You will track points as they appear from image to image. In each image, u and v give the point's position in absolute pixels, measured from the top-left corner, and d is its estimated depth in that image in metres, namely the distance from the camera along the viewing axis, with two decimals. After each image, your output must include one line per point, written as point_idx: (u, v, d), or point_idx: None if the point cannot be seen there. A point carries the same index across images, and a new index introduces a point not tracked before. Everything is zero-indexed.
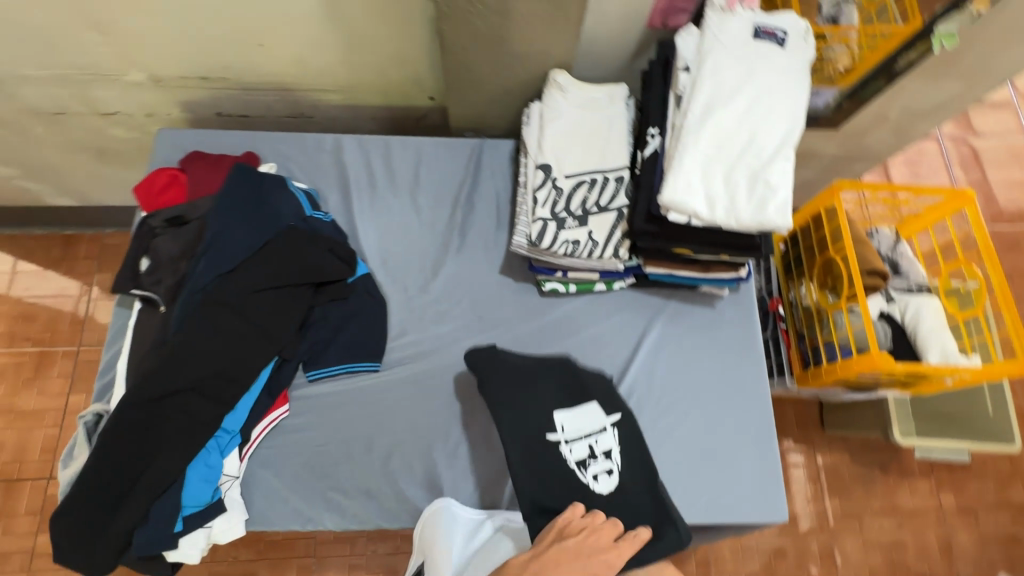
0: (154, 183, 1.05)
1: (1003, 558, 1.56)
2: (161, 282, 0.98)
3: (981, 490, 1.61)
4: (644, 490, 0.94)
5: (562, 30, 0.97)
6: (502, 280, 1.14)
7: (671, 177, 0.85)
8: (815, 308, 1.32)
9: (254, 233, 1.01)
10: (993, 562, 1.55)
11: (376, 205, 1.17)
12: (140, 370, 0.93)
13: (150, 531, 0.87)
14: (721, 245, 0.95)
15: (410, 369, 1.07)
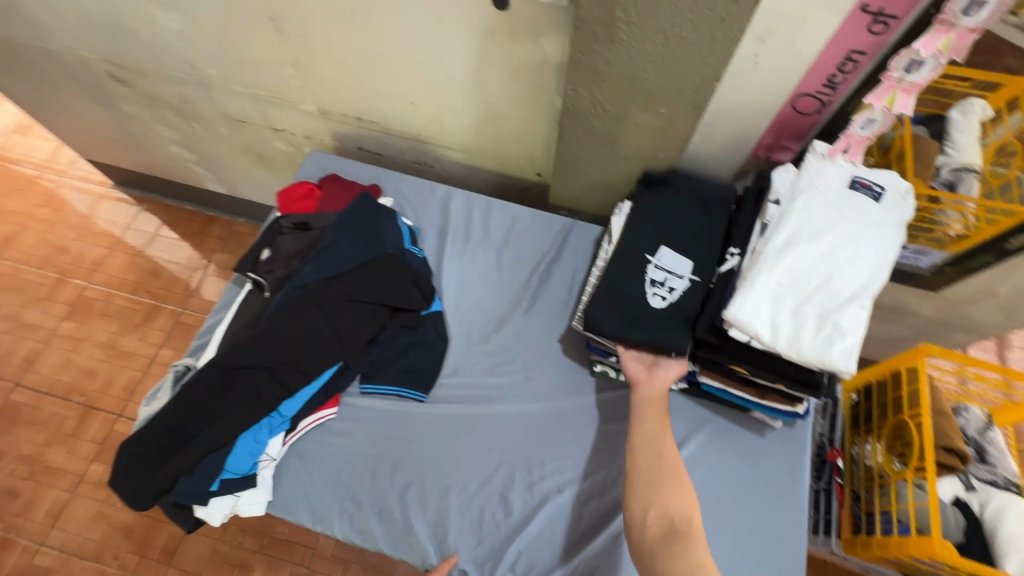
0: (295, 192, 1.25)
1: None
2: (274, 272, 1.14)
3: None
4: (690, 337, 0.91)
5: (670, 143, 1.08)
6: (558, 349, 1.19)
7: (740, 294, 0.88)
8: (878, 472, 1.21)
9: (358, 251, 1.15)
10: None
11: (464, 254, 1.30)
12: (233, 340, 1.07)
13: (191, 482, 0.96)
14: (780, 374, 0.94)
15: (450, 408, 1.13)
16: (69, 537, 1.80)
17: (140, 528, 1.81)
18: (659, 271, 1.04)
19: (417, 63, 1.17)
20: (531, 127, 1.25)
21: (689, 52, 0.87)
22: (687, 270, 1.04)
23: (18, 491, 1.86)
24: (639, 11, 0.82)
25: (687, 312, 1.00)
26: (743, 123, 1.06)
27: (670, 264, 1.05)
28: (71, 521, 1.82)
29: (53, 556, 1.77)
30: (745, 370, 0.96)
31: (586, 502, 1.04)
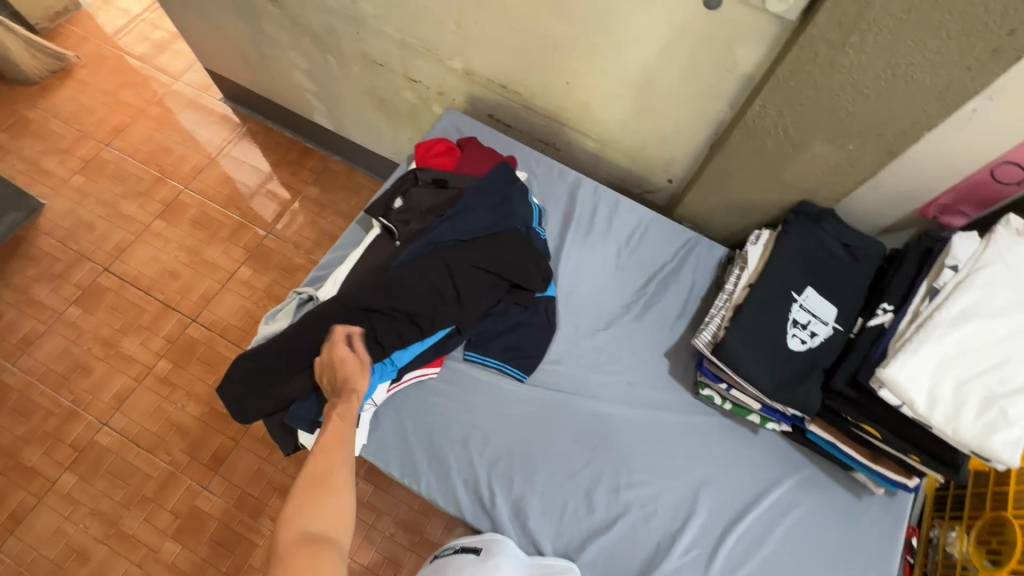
0: (434, 147, 1.26)
1: None
2: (406, 223, 1.14)
3: None
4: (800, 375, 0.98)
5: (841, 180, 1.03)
6: (663, 363, 1.17)
7: (900, 357, 0.85)
8: (960, 562, 1.17)
9: (492, 219, 1.15)
10: None
11: (584, 244, 1.28)
12: (358, 280, 1.09)
13: (304, 408, 0.99)
14: (915, 443, 0.90)
15: (547, 395, 1.13)
16: (129, 423, 1.88)
17: (195, 430, 1.88)
18: (801, 312, 1.02)
19: (590, 46, 1.14)
20: (686, 133, 1.21)
21: (913, 93, 0.82)
22: (830, 318, 1.02)
23: (91, 369, 1.95)
24: (878, 39, 0.78)
25: (823, 361, 0.98)
26: (924, 177, 1.00)
27: (814, 308, 1.03)
28: (134, 408, 1.90)
29: (113, 437, 1.86)
30: (878, 435, 0.92)
31: (670, 525, 1.04)
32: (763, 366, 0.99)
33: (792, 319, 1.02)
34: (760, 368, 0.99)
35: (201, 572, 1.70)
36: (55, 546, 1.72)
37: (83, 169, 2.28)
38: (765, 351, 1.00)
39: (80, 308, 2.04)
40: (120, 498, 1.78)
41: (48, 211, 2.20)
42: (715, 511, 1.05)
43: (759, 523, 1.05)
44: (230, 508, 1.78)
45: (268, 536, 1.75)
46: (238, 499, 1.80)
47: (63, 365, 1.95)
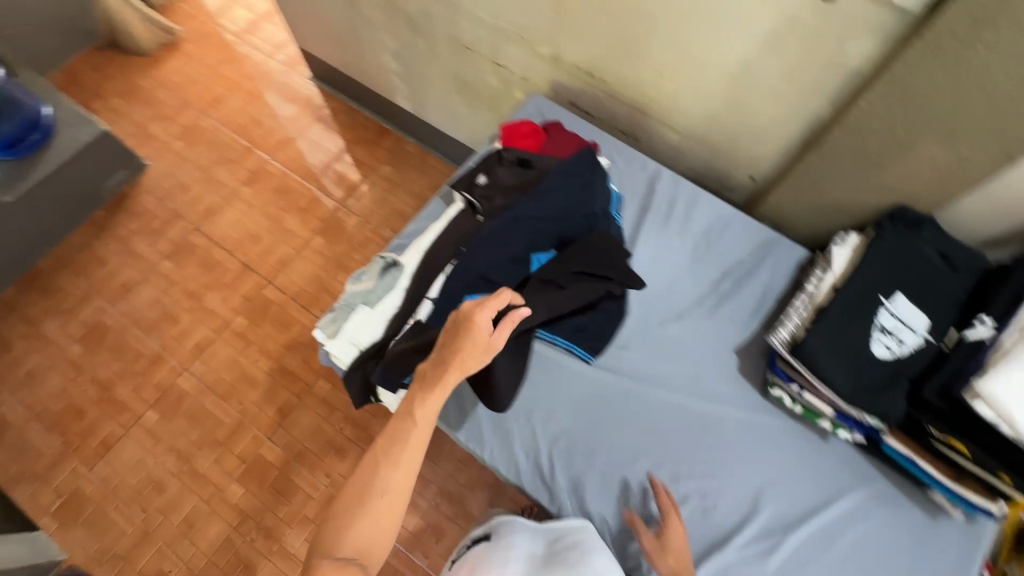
0: (521, 129, 1.29)
1: None
2: (489, 198, 1.18)
3: None
4: (884, 382, 0.95)
5: (948, 185, 0.98)
6: (732, 359, 1.16)
7: (1003, 371, 0.81)
8: None
9: (573, 202, 1.17)
10: None
11: (660, 234, 1.28)
12: (441, 250, 1.14)
13: (391, 368, 1.02)
14: (1007, 464, 0.86)
15: (612, 378, 1.14)
16: (208, 371, 2.04)
17: (265, 384, 2.01)
18: (889, 319, 0.99)
19: (689, 36, 1.13)
20: (779, 129, 1.19)
21: None
22: (921, 327, 0.98)
23: (177, 318, 2.12)
24: (1014, 36, 0.75)
25: (910, 370, 0.95)
26: None
27: (904, 315, 0.99)
28: (212, 358, 2.06)
29: (192, 383, 2.02)
30: (966, 452, 0.88)
31: (728, 521, 1.03)
32: (843, 370, 0.97)
33: (879, 325, 0.99)
34: (840, 372, 0.96)
35: (260, 515, 1.83)
36: (136, 475, 1.88)
37: (183, 135, 2.47)
38: (846, 354, 0.97)
39: (171, 263, 2.22)
40: (195, 439, 1.94)
41: (150, 171, 2.39)
42: (776, 513, 1.04)
43: (822, 530, 1.02)
44: (290, 460, 1.90)
45: (323, 490, 1.85)
46: (298, 453, 1.91)
47: (154, 313, 2.13)
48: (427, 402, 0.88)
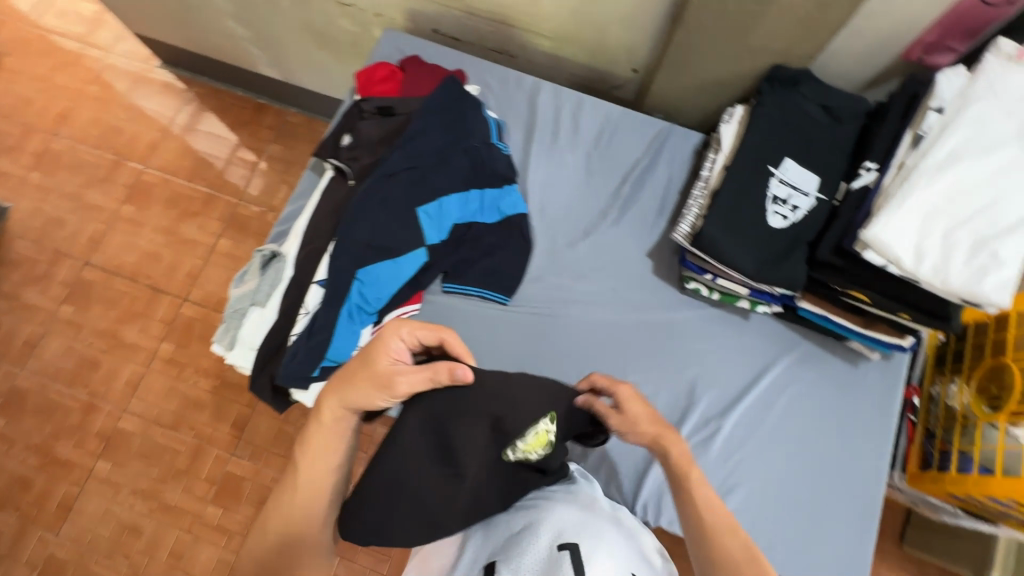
0: (376, 73, 1.16)
1: None
2: (357, 159, 1.08)
3: None
4: (784, 250, 0.94)
5: (816, 33, 0.93)
6: (646, 264, 1.14)
7: (885, 215, 0.80)
8: (961, 413, 1.18)
9: (447, 142, 1.08)
10: None
11: (552, 154, 1.21)
12: (320, 229, 1.05)
13: (296, 364, 0.95)
14: (906, 301, 0.87)
15: (532, 314, 1.11)
16: (148, 405, 1.94)
17: (213, 403, 1.93)
18: (781, 187, 0.97)
19: None
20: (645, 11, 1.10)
21: None
22: (812, 188, 0.96)
23: (98, 362, 1.98)
24: None
25: (807, 234, 0.94)
26: (905, 15, 0.90)
27: (795, 179, 0.97)
28: (149, 392, 1.95)
29: (136, 421, 1.92)
30: (867, 299, 0.90)
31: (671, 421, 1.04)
32: (745, 249, 0.95)
33: (772, 196, 0.97)
34: (742, 252, 0.95)
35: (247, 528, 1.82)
36: (107, 526, 1.83)
37: (37, 165, 2.20)
38: (746, 233, 0.96)
39: (71, 306, 2.04)
40: (156, 475, 1.87)
41: (13, 214, 2.14)
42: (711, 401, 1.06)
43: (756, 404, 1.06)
44: (261, 469, 1.87)
45: None
46: (267, 459, 1.87)
47: (71, 363, 1.98)
48: (315, 444, 0.76)
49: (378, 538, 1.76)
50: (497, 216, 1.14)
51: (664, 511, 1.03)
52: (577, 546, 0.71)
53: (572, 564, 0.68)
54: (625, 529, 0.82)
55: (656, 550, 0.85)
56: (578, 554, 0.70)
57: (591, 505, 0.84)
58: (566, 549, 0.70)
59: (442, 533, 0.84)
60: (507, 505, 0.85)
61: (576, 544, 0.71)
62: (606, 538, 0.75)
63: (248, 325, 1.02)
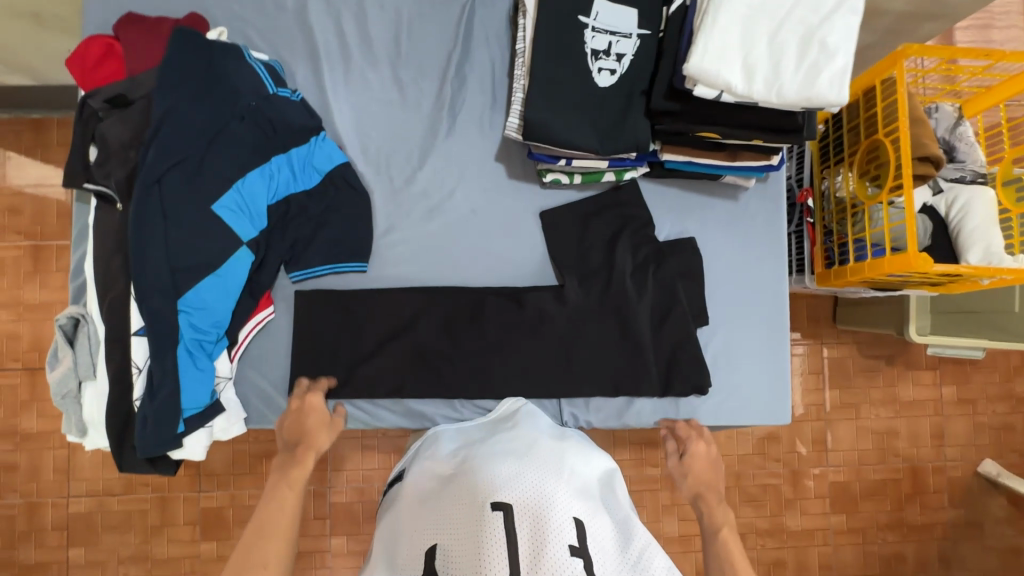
0: (88, 53, 0.89)
1: (966, 425, 1.89)
2: (111, 174, 0.86)
3: (948, 371, 1.89)
4: (622, 110, 0.83)
5: None
6: (498, 170, 1.01)
7: (700, 40, 0.68)
8: (849, 202, 1.17)
9: (211, 114, 0.87)
10: (966, 442, 1.89)
11: (352, 80, 1.01)
12: (111, 274, 0.87)
13: (150, 433, 0.84)
14: (757, 124, 0.79)
15: (398, 271, 1.00)
16: (90, 482, 1.61)
17: None
18: (598, 37, 0.82)
19: None
20: None
21: None
22: (632, 26, 0.82)
23: None
24: None
25: (639, 83, 0.82)
26: None
27: (611, 22, 0.82)
28: None
29: (87, 501, 1.61)
30: (717, 135, 0.81)
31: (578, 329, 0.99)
32: (581, 124, 0.82)
33: (592, 51, 0.83)
34: (579, 129, 0.82)
35: None
36: None
37: None
38: (577, 105, 0.83)
39: None
40: (137, 540, 1.62)
41: None
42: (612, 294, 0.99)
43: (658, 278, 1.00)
44: None
45: None
46: (237, 483, 1.63)
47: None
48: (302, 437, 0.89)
49: (376, 507, 1.67)
50: (317, 176, 0.97)
51: (591, 411, 0.99)
52: (511, 506, 0.68)
53: (504, 526, 0.66)
54: (568, 462, 0.79)
55: (605, 470, 0.84)
56: (512, 514, 0.68)
57: (534, 446, 0.81)
58: (499, 510, 0.68)
59: (396, 496, 0.83)
60: (453, 459, 0.82)
61: (510, 503, 0.69)
62: (543, 484, 0.72)
63: (88, 405, 0.89)
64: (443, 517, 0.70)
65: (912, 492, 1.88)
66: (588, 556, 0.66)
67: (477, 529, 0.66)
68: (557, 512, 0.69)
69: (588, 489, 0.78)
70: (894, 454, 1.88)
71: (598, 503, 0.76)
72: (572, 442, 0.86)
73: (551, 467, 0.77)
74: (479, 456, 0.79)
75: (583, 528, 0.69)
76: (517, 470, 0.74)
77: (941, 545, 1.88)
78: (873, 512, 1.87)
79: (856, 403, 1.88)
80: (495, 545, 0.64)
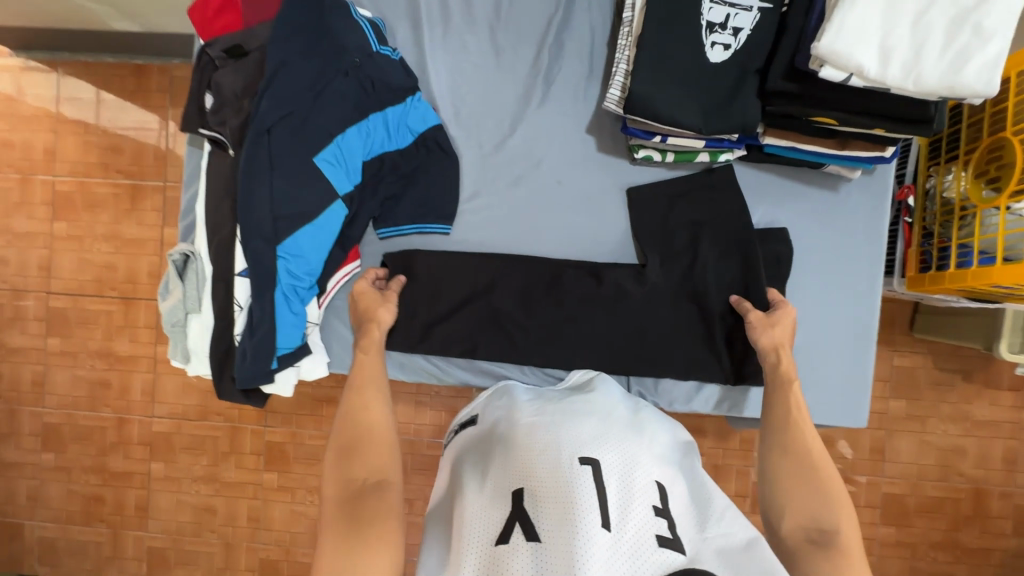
0: (209, 4, 0.94)
1: None
2: (226, 122, 0.91)
3: None
4: (732, 88, 0.80)
5: None
6: (588, 142, 1.00)
7: (836, 17, 0.64)
8: (958, 203, 1.09)
9: (319, 69, 0.90)
10: None
11: (450, 42, 1.02)
12: (220, 216, 0.93)
13: (248, 367, 0.91)
14: (879, 113, 0.74)
15: (480, 237, 1.02)
16: (171, 405, 1.76)
17: None
18: (716, 10, 0.79)
19: None
20: None
21: None
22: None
23: None
24: None
25: (754, 61, 0.79)
26: None
27: None
28: None
29: (167, 422, 1.76)
30: (832, 121, 0.77)
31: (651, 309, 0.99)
32: (688, 100, 0.80)
33: (707, 24, 0.79)
34: (685, 105, 0.80)
35: None
36: None
37: None
38: (685, 80, 0.80)
39: None
40: (208, 462, 1.77)
41: None
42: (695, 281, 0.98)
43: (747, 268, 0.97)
44: None
45: None
46: (298, 422, 1.74)
47: (63, 383, 1.75)
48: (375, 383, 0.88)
49: (424, 460, 1.75)
50: (411, 137, 0.99)
51: (660, 394, 1.01)
52: (599, 461, 0.70)
53: (594, 479, 0.67)
54: (646, 432, 0.81)
55: (677, 441, 0.85)
56: (600, 469, 0.69)
57: (612, 412, 0.83)
58: (588, 464, 0.69)
59: (471, 444, 0.85)
60: (531, 413, 0.83)
61: (597, 459, 0.70)
62: (626, 447, 0.74)
63: (194, 335, 0.97)
64: (529, 463, 0.71)
65: (972, 514, 1.79)
66: (671, 518, 0.68)
67: (566, 476, 0.68)
68: (641, 473, 0.71)
69: (666, 457, 0.79)
70: (958, 473, 1.79)
71: (675, 470, 0.78)
72: (647, 411, 0.87)
73: (632, 433, 0.78)
74: (559, 413, 0.81)
75: (665, 492, 0.71)
76: (600, 431, 0.76)
77: (997, 571, 1.79)
78: (926, 529, 1.80)
79: (923, 416, 1.79)
80: (587, 494, 0.65)
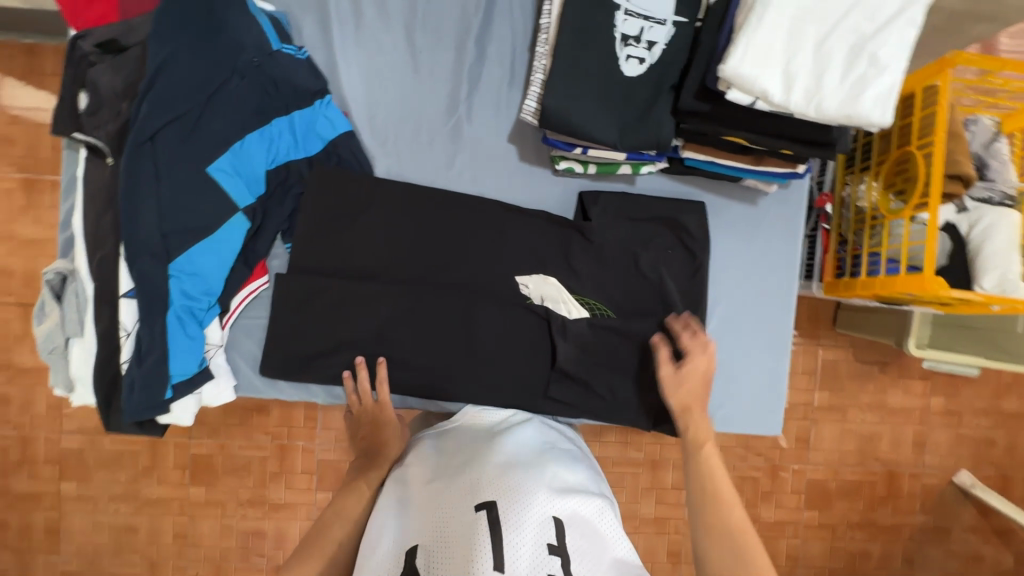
0: None
1: (948, 436, 1.91)
2: (103, 125, 0.82)
3: (938, 380, 1.90)
4: (647, 104, 0.78)
5: None
6: (511, 152, 0.98)
7: (744, 39, 0.63)
8: (870, 212, 1.13)
9: (211, 68, 0.82)
10: (946, 452, 1.91)
11: (363, 40, 0.94)
12: (100, 230, 0.84)
13: (138, 399, 0.83)
14: (787, 135, 0.75)
15: None
16: (81, 420, 1.59)
17: None
18: (630, 22, 0.77)
19: None
20: None
21: None
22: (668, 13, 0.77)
23: None
24: None
25: (669, 77, 0.78)
26: None
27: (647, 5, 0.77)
28: None
29: (77, 439, 1.60)
30: (743, 140, 0.77)
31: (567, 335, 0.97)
32: (602, 112, 0.77)
33: (622, 36, 0.77)
34: (600, 119, 0.77)
35: None
36: None
37: None
38: (601, 91, 0.77)
39: None
40: (125, 479, 1.62)
41: None
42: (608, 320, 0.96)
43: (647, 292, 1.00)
44: None
45: None
46: (227, 433, 1.64)
47: None
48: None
49: None
50: (321, 144, 0.92)
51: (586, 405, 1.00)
52: (496, 505, 0.67)
53: (490, 526, 0.65)
54: (550, 468, 0.78)
55: (596, 484, 0.83)
56: (496, 512, 0.66)
57: (518, 452, 0.80)
58: (482, 509, 0.67)
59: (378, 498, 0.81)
60: (437, 459, 0.80)
61: (493, 501, 0.68)
62: (526, 485, 0.72)
63: (78, 361, 0.88)
64: (426, 515, 0.69)
65: (886, 495, 1.92)
66: (568, 557, 0.66)
67: (459, 535, 0.64)
68: (538, 510, 0.69)
69: (572, 489, 0.77)
70: (873, 456, 1.91)
71: (584, 501, 0.75)
72: (558, 451, 0.85)
73: (539, 475, 0.75)
74: (463, 458, 0.78)
75: (564, 531, 0.69)
76: (500, 474, 0.73)
77: (903, 546, 1.93)
78: (847, 510, 1.91)
79: (845, 407, 1.89)
80: (480, 544, 0.62)
